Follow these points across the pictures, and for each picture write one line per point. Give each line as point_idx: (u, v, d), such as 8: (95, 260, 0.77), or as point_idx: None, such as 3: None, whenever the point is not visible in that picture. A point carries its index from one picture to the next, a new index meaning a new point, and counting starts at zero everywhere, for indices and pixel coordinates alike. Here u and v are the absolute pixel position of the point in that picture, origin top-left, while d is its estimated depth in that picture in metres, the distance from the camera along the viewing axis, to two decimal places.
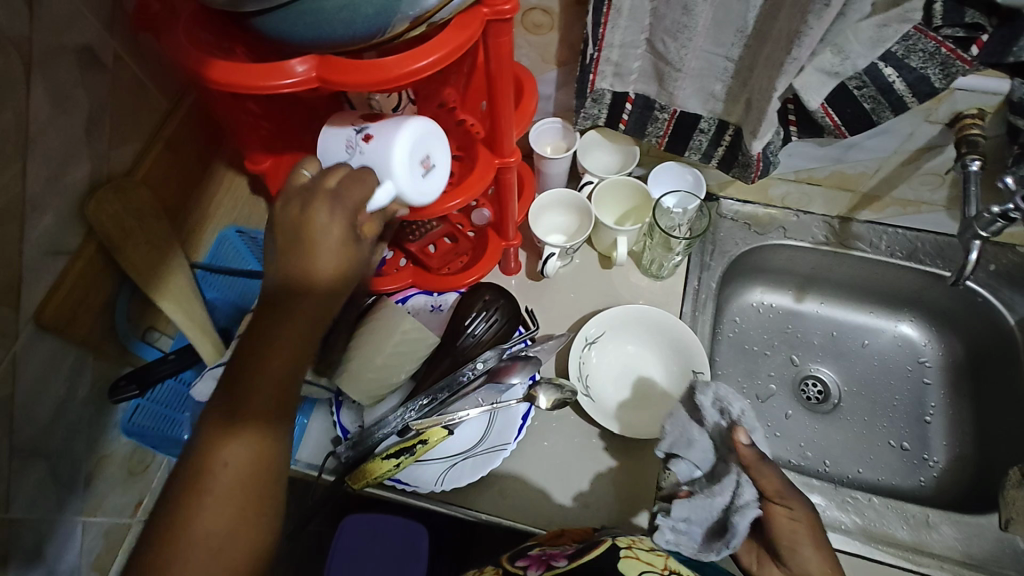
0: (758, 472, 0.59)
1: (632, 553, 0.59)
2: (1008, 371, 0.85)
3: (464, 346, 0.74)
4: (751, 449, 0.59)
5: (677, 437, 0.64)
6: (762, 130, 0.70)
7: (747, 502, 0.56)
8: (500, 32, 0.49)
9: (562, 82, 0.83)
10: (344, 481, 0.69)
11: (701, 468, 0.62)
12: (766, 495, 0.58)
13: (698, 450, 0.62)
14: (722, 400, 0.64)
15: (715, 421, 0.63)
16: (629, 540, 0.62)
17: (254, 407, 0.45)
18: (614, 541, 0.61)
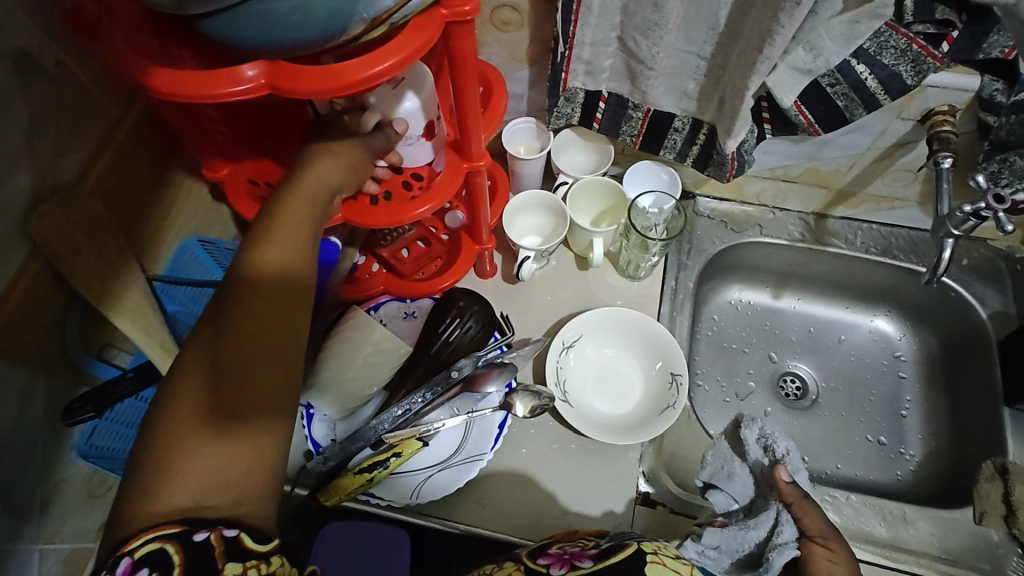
0: (801, 510, 0.63)
1: (658, 559, 0.56)
2: (979, 365, 0.86)
3: (439, 355, 0.73)
4: (792, 487, 0.64)
5: (718, 470, 0.70)
6: (736, 128, 0.69)
7: (785, 540, 0.61)
8: (462, 33, 0.47)
9: (534, 80, 0.81)
10: (317, 497, 0.67)
11: (739, 502, 0.69)
12: (808, 534, 0.62)
13: (737, 484, 0.69)
14: (767, 438, 0.70)
15: (758, 457, 0.69)
16: (654, 545, 0.59)
17: (248, 407, 0.40)
18: (640, 545, 0.58)
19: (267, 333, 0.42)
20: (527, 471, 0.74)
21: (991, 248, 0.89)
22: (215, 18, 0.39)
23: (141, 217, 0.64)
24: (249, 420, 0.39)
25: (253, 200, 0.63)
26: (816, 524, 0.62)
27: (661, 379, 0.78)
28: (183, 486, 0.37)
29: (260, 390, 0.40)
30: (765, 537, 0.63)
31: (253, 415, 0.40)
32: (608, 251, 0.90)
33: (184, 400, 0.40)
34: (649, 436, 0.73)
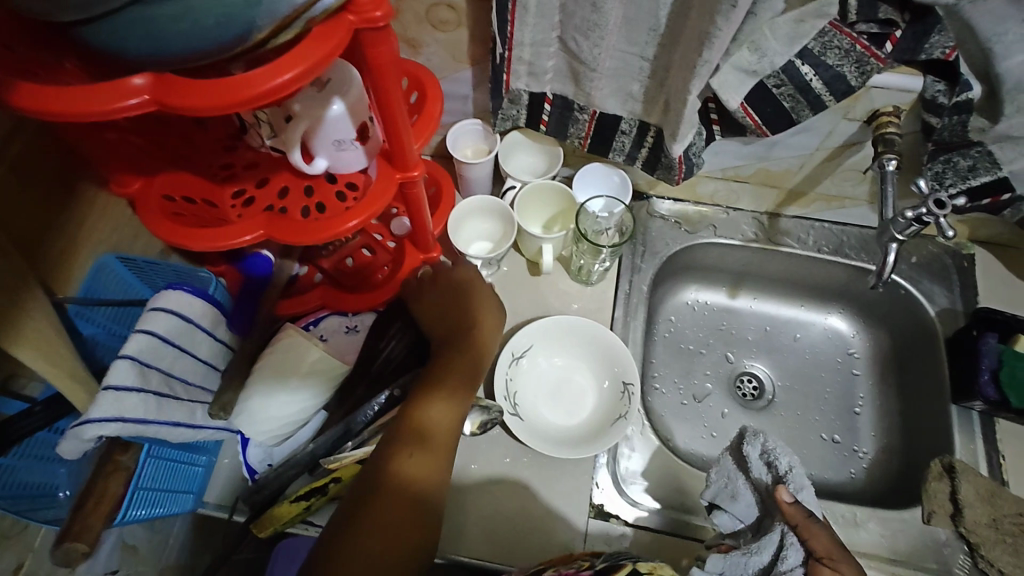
0: (808, 531, 0.59)
1: None
2: (927, 362, 0.86)
3: (381, 371, 0.70)
4: (796, 508, 0.61)
5: (722, 489, 0.68)
6: (682, 131, 0.67)
7: (790, 566, 0.58)
8: (378, 42, 0.43)
9: (478, 81, 0.78)
10: (251, 528, 0.64)
11: (744, 522, 0.66)
12: (817, 555, 0.58)
13: (740, 504, 0.66)
14: (769, 453, 0.67)
15: (761, 474, 0.66)
16: (651, 565, 0.57)
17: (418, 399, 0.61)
18: (636, 566, 0.56)
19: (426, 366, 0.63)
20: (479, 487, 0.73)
21: (939, 245, 0.90)
22: (85, 27, 0.35)
23: (48, 236, 0.59)
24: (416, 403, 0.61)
25: (168, 214, 0.58)
26: (821, 542, 0.58)
27: (613, 388, 0.76)
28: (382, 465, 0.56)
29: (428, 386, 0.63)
30: (768, 561, 0.60)
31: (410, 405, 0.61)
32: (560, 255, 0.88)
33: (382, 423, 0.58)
34: (604, 447, 0.71)
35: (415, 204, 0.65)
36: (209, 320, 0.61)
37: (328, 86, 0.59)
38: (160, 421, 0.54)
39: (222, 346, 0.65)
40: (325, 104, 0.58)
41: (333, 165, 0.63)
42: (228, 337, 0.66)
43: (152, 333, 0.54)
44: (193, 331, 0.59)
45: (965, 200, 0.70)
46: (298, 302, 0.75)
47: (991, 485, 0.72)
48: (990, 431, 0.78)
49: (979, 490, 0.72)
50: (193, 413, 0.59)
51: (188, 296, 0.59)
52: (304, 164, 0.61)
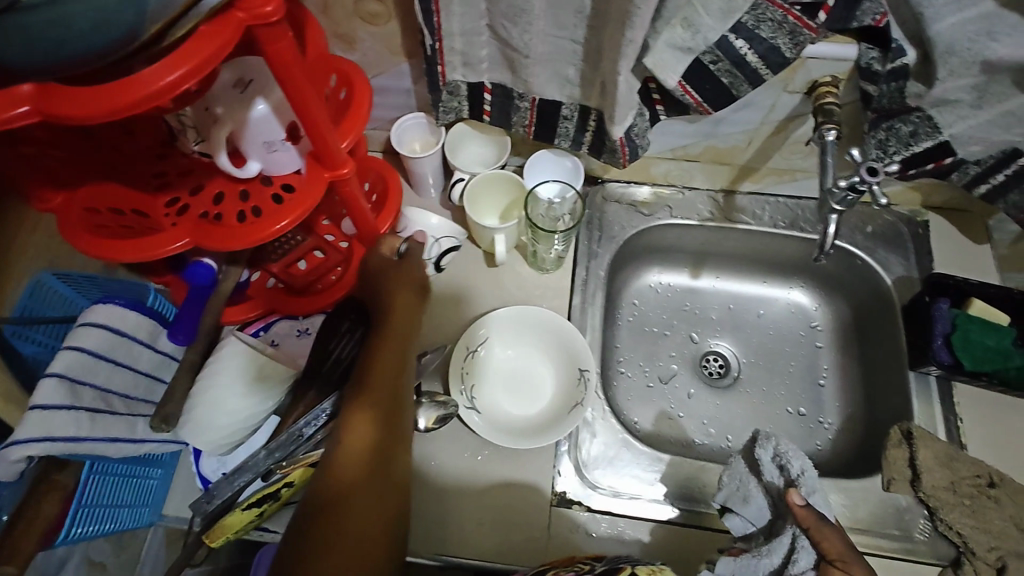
0: (819, 534, 0.58)
1: None
2: (886, 330, 0.87)
3: (330, 373, 0.68)
4: (807, 510, 0.60)
5: (733, 492, 0.67)
6: (620, 113, 0.66)
7: (802, 569, 0.58)
8: (275, 38, 0.42)
9: (416, 74, 0.77)
10: (202, 540, 0.63)
11: (756, 526, 0.65)
12: (828, 556, 0.57)
13: (753, 507, 0.65)
14: (781, 457, 0.66)
15: (773, 478, 0.65)
16: (650, 569, 0.57)
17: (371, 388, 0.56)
18: (633, 569, 0.56)
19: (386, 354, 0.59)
20: (439, 483, 0.73)
21: (894, 213, 0.90)
22: None
23: None
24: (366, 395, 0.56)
25: (94, 228, 0.57)
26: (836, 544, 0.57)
27: (570, 376, 0.76)
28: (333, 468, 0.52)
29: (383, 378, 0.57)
30: (779, 563, 0.60)
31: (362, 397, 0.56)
32: (516, 243, 0.87)
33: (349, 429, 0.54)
34: (562, 435, 0.71)
35: (353, 201, 0.65)
36: (145, 332, 0.61)
37: (250, 86, 0.57)
38: (94, 438, 0.53)
39: (162, 357, 0.65)
40: (248, 106, 0.57)
41: (266, 167, 0.62)
42: (171, 348, 0.66)
43: (81, 349, 0.54)
44: (128, 345, 0.59)
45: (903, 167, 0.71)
46: (246, 308, 0.75)
47: (948, 449, 0.73)
48: (948, 395, 0.79)
49: (937, 455, 0.72)
50: (133, 427, 0.59)
51: (119, 309, 0.58)
52: (235, 168, 0.60)
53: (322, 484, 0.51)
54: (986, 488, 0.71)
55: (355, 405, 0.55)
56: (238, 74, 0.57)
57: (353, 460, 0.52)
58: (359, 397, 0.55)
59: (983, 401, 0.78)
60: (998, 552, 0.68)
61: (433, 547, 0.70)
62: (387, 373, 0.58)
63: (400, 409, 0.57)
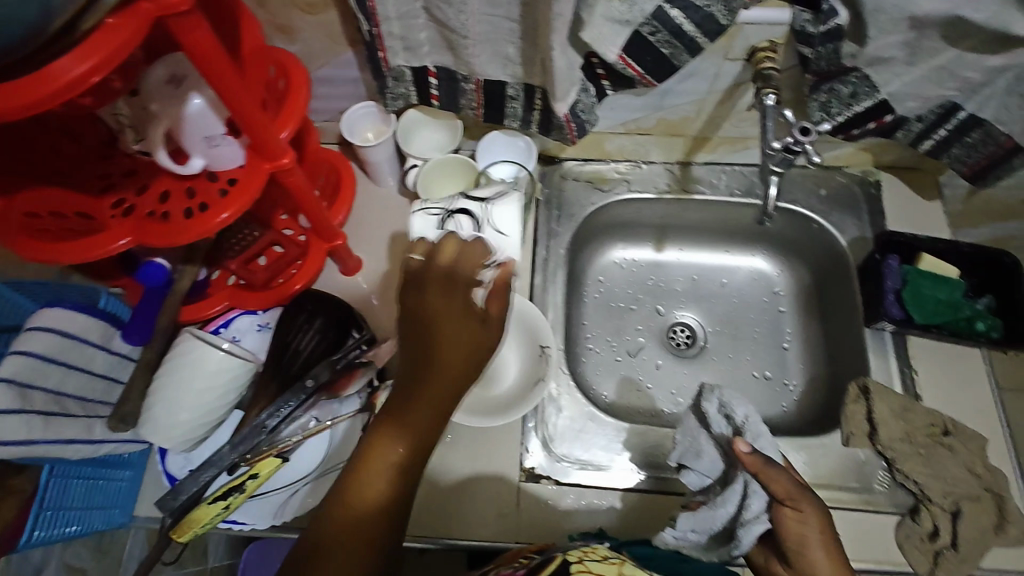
0: (766, 477, 0.59)
1: (583, 566, 0.53)
2: (843, 290, 0.89)
3: (290, 365, 0.70)
4: (753, 457, 0.59)
5: (688, 448, 0.69)
6: (562, 88, 0.66)
7: (755, 514, 0.60)
8: (190, 29, 0.42)
9: (362, 62, 0.76)
10: (168, 534, 0.63)
11: (711, 476, 0.67)
12: (778, 497, 0.59)
13: (705, 460, 0.68)
14: (726, 406, 0.68)
15: (721, 429, 0.68)
16: (580, 553, 0.56)
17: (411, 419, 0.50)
18: (565, 556, 0.55)
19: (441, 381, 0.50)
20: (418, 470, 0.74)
21: (847, 175, 0.91)
22: None
23: None
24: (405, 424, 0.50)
25: (35, 231, 0.57)
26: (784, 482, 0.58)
27: (532, 353, 0.78)
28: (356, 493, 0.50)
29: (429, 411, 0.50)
30: (734, 511, 0.63)
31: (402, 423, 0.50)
32: None
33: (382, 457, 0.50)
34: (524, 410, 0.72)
35: (300, 193, 0.65)
36: (97, 334, 0.62)
37: (185, 82, 0.57)
38: (48, 439, 0.54)
39: (117, 358, 0.66)
40: (183, 101, 0.57)
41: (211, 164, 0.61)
42: (126, 349, 0.67)
43: (28, 353, 0.54)
44: (79, 347, 0.60)
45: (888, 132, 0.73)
46: (203, 306, 0.75)
47: (903, 401, 0.75)
48: (902, 349, 0.81)
49: (893, 408, 0.75)
50: (91, 429, 0.60)
51: (67, 313, 0.59)
52: (177, 166, 0.60)
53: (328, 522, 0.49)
54: (942, 437, 0.74)
55: (373, 472, 0.50)
56: (171, 70, 0.57)
57: (353, 528, 0.49)
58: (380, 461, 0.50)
59: (936, 353, 0.80)
60: (952, 497, 0.71)
61: (447, 532, 0.72)
62: (416, 438, 0.50)
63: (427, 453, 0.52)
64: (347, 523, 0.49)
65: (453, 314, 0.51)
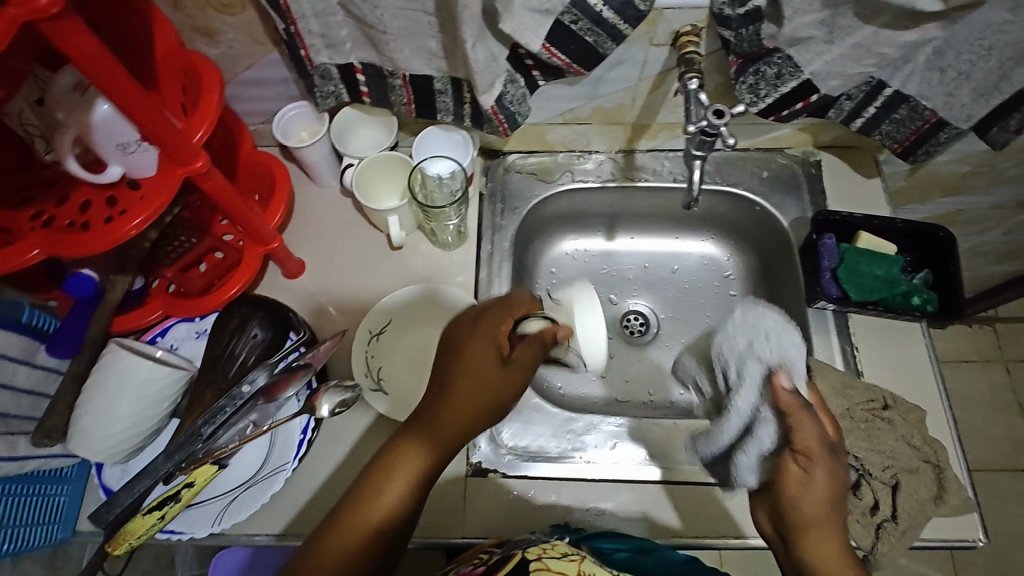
0: (797, 424, 0.56)
1: (541, 564, 0.54)
2: (788, 271, 0.89)
3: (226, 369, 0.69)
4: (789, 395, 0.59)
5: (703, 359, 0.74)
6: (485, 80, 0.67)
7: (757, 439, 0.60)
8: (65, 32, 0.42)
9: (289, 63, 0.76)
10: (102, 548, 0.62)
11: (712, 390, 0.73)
12: (796, 449, 0.56)
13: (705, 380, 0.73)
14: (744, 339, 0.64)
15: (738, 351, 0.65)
16: (539, 550, 0.57)
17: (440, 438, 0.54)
18: (524, 554, 0.56)
19: (474, 405, 0.54)
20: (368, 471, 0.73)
21: (787, 157, 0.92)
22: None
23: None
24: (434, 441, 0.54)
25: None
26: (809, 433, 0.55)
27: None
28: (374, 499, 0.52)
29: (455, 430, 0.54)
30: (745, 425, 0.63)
31: (428, 442, 0.54)
32: (417, 224, 0.86)
33: (405, 469, 0.54)
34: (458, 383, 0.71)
35: (225, 197, 0.65)
36: (18, 349, 0.62)
37: (90, 89, 0.56)
38: None
39: (44, 373, 0.65)
40: (89, 109, 0.56)
41: (130, 171, 0.61)
42: (54, 362, 0.66)
43: None
44: None
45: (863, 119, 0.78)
46: (137, 316, 0.74)
47: (844, 378, 0.76)
48: (844, 326, 0.81)
49: (833, 385, 0.76)
50: (14, 445, 0.59)
51: None
52: (94, 174, 0.59)
53: (342, 526, 0.51)
54: (880, 411, 0.75)
55: (405, 469, 0.54)
56: (77, 77, 0.56)
57: (378, 518, 0.52)
58: (413, 460, 0.54)
59: (877, 329, 0.81)
60: (891, 469, 0.72)
61: (432, 533, 0.72)
62: (447, 443, 0.54)
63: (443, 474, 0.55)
64: (374, 510, 0.52)
65: (492, 357, 0.56)
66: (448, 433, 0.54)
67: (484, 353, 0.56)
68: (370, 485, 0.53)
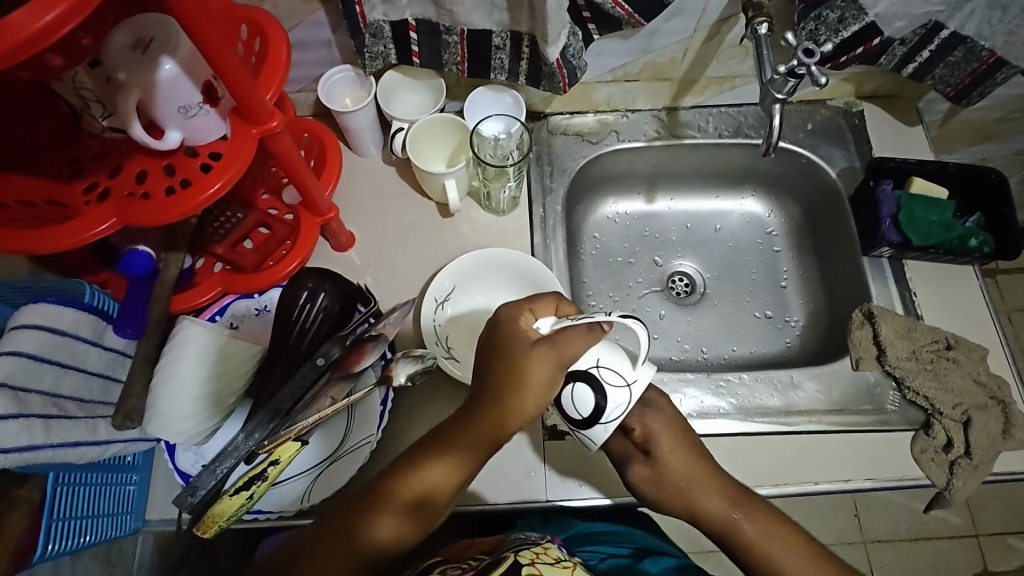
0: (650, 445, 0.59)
1: (535, 569, 0.49)
2: (837, 222, 0.89)
3: (298, 345, 0.66)
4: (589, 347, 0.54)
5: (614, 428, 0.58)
6: (553, 31, 0.64)
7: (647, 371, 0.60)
8: None
9: (335, 22, 0.73)
10: (192, 531, 0.60)
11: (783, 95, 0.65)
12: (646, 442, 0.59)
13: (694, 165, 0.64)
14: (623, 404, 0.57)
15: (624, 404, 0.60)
16: (532, 553, 0.51)
17: (425, 482, 0.56)
18: (515, 557, 0.50)
19: (463, 444, 0.55)
20: None
21: (831, 108, 0.92)
22: None
23: None
24: (417, 488, 0.55)
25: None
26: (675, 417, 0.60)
27: None
28: (342, 543, 0.54)
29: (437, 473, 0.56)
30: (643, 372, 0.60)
31: (414, 486, 0.55)
32: (468, 190, 0.85)
33: (382, 522, 0.54)
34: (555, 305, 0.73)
35: (289, 161, 0.63)
36: (88, 330, 0.58)
37: (151, 45, 0.52)
38: (53, 444, 0.51)
39: (113, 355, 0.61)
40: (153, 68, 0.52)
41: (190, 136, 0.57)
42: (121, 344, 0.62)
43: (19, 353, 0.50)
44: (71, 344, 0.56)
45: (915, 66, 0.78)
46: (193, 295, 0.71)
47: (907, 321, 0.77)
48: (900, 272, 0.82)
49: (897, 329, 0.77)
50: (95, 429, 0.56)
51: (55, 308, 0.54)
52: (154, 140, 0.55)
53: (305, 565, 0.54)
54: (945, 351, 0.76)
55: (397, 509, 0.55)
56: (134, 32, 0.52)
57: (368, 552, 0.54)
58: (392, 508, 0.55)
59: (932, 274, 0.82)
60: (961, 407, 0.73)
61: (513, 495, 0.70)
62: (432, 491, 0.56)
63: (423, 522, 0.55)
64: (361, 537, 0.54)
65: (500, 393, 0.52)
66: (441, 474, 0.56)
67: (497, 397, 0.53)
68: (335, 534, 0.55)
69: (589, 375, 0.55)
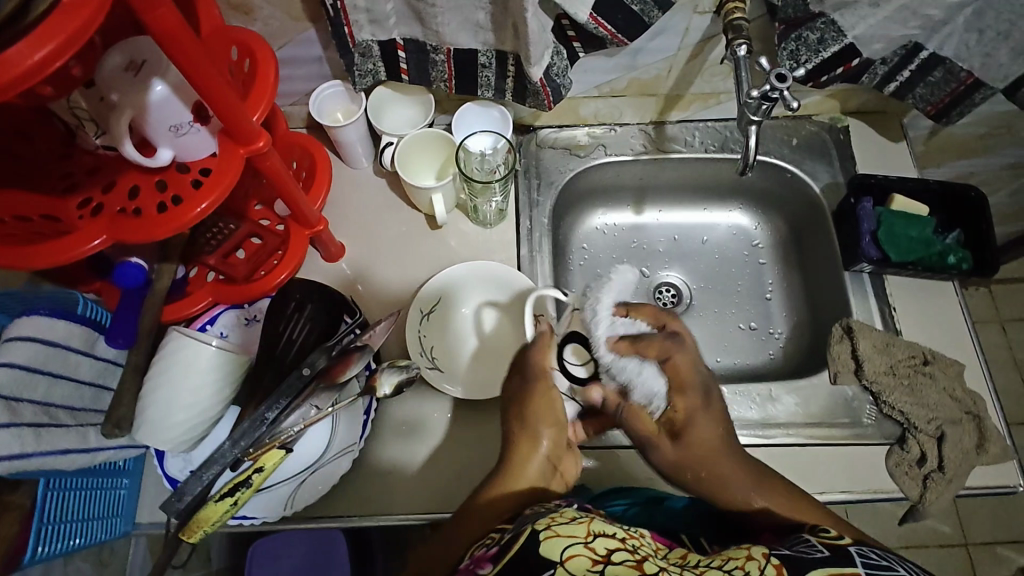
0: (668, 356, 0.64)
1: (552, 531, 0.45)
2: (820, 235, 0.91)
3: (285, 355, 0.68)
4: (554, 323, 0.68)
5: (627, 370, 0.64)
6: (536, 52, 0.66)
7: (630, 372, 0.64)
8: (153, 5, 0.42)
9: (325, 39, 0.75)
10: (178, 535, 0.62)
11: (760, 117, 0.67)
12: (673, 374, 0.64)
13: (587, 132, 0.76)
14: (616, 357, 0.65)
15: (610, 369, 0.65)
16: (547, 519, 0.47)
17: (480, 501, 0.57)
18: (533, 527, 0.46)
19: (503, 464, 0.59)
20: (428, 449, 0.73)
21: (816, 124, 0.93)
22: None
23: None
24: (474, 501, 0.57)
25: None
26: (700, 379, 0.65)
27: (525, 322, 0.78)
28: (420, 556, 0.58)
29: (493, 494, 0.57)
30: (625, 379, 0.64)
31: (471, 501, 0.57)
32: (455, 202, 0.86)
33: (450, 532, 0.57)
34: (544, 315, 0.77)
35: (277, 177, 0.64)
36: (79, 340, 0.60)
37: (143, 67, 0.54)
38: (43, 452, 0.53)
39: (104, 363, 0.64)
40: (144, 89, 0.54)
41: (180, 154, 0.59)
42: (111, 353, 0.65)
43: (14, 365, 0.52)
44: (63, 355, 0.58)
45: (897, 86, 0.79)
46: (183, 305, 0.72)
47: (885, 336, 0.79)
48: (880, 288, 0.84)
49: (875, 343, 0.78)
50: (85, 437, 0.58)
51: (48, 320, 0.56)
52: (145, 157, 0.57)
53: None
54: (922, 366, 0.77)
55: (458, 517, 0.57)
56: (127, 56, 0.54)
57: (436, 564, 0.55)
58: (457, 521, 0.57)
59: (913, 290, 0.83)
60: (935, 422, 0.74)
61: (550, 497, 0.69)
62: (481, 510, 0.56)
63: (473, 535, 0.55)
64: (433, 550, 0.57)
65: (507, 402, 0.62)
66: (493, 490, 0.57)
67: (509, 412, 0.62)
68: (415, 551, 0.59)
69: (565, 335, 0.69)
